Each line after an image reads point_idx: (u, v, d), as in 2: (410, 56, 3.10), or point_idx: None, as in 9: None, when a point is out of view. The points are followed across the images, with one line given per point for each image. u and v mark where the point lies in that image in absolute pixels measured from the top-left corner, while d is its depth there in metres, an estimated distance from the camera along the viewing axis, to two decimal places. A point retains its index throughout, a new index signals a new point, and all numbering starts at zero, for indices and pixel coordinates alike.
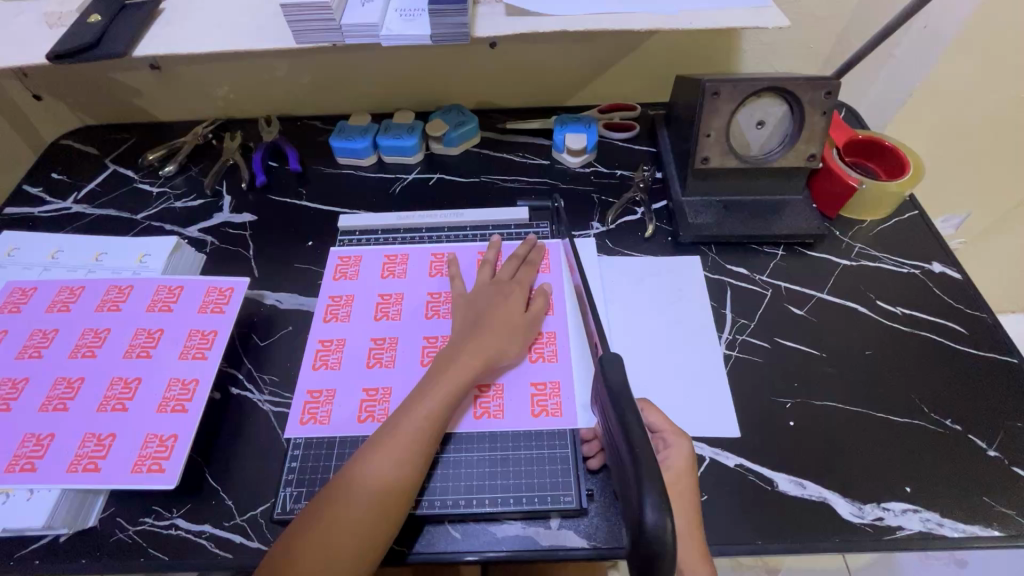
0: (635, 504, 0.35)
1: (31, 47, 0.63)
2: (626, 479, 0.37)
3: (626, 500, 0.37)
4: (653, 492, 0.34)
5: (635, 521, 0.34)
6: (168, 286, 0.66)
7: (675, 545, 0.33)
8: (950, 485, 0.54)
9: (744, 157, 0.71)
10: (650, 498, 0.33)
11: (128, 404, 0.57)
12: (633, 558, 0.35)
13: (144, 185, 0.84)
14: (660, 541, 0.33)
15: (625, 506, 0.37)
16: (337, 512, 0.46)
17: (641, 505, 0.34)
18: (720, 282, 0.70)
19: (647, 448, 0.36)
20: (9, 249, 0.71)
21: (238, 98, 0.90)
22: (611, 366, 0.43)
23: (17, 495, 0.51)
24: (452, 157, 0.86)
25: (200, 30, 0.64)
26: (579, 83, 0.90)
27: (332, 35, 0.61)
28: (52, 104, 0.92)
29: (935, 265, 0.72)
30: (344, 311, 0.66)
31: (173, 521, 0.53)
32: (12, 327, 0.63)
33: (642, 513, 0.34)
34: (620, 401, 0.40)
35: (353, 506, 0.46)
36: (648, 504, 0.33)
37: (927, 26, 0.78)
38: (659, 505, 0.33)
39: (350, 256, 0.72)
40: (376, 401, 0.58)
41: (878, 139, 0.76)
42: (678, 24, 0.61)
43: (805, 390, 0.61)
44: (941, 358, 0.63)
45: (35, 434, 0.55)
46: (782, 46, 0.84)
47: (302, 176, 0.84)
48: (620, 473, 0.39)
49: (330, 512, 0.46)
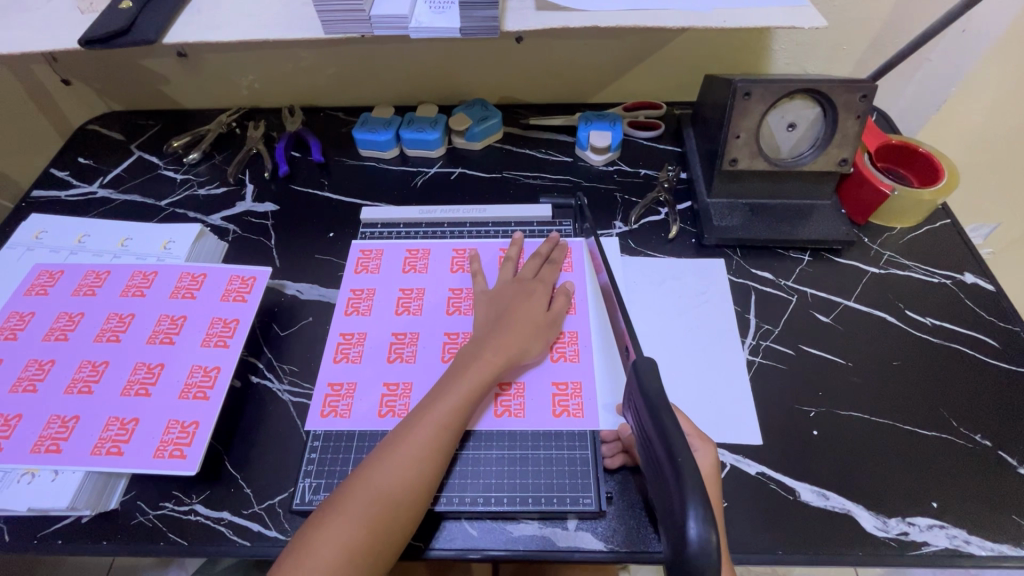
0: (679, 515, 0.34)
1: (63, 32, 0.63)
2: (666, 490, 0.36)
3: (666, 510, 0.36)
4: (698, 505, 0.33)
5: (678, 534, 0.33)
6: (192, 274, 0.66)
7: (720, 561, 0.32)
8: (977, 502, 0.53)
9: (774, 160, 0.70)
10: (694, 511, 0.33)
11: (151, 388, 0.57)
12: (676, 571, 0.34)
13: (168, 172, 0.85)
14: (706, 556, 0.32)
15: (666, 518, 0.36)
16: (357, 507, 0.46)
17: (684, 518, 0.33)
18: (744, 286, 0.69)
19: (690, 457, 0.35)
20: (37, 231, 0.72)
21: (263, 87, 0.90)
22: (646, 371, 0.42)
23: (43, 476, 0.52)
24: (474, 151, 0.85)
25: (229, 18, 0.64)
26: (605, 80, 0.88)
27: (361, 26, 0.61)
28: (80, 89, 0.93)
29: (967, 275, 0.70)
30: (365, 305, 0.66)
31: (192, 507, 0.54)
32: (39, 309, 0.63)
33: (685, 526, 0.33)
34: (658, 408, 0.39)
35: (372, 502, 0.46)
36: (693, 518, 0.32)
37: (966, 30, 0.74)
38: (704, 519, 0.32)
39: (372, 250, 0.72)
40: (397, 396, 0.58)
41: (912, 145, 0.74)
42: (712, 21, 0.59)
43: (829, 399, 0.60)
44: (971, 372, 0.61)
45: (60, 416, 0.55)
46: (814, 47, 0.82)
47: (324, 167, 0.84)
48: (658, 482, 0.38)
49: (351, 506, 0.46)
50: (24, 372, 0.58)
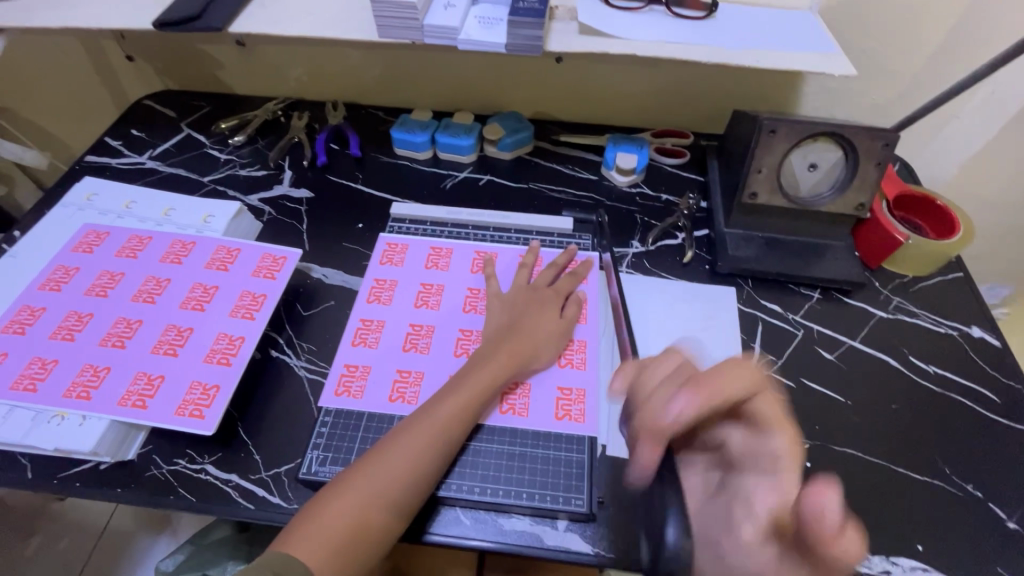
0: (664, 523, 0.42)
1: (140, 14, 0.68)
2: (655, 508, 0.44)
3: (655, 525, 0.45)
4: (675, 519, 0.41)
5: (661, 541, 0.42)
6: (227, 248, 0.70)
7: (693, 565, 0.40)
8: (963, 551, 0.54)
9: (793, 197, 0.72)
10: (672, 522, 0.41)
11: (179, 350, 0.61)
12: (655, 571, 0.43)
13: (213, 151, 0.90)
14: (679, 558, 0.40)
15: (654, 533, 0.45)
16: (371, 487, 0.48)
17: (666, 526, 0.42)
18: (753, 315, 0.71)
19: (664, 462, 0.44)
20: (88, 194, 0.76)
21: (310, 81, 0.95)
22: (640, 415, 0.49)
23: (71, 419, 0.55)
24: (504, 161, 0.89)
25: (293, 16, 0.69)
26: (637, 106, 0.92)
27: (413, 33, 0.65)
28: (142, 66, 0.99)
29: (974, 329, 0.71)
30: (387, 294, 0.69)
31: (203, 466, 0.57)
32: (83, 266, 0.68)
33: (666, 531, 0.41)
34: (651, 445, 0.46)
35: (385, 484, 0.48)
36: (671, 526, 0.41)
37: (993, 92, 0.77)
38: (681, 529, 0.41)
39: (397, 243, 0.75)
40: (406, 384, 0.61)
41: (929, 197, 0.76)
42: (744, 60, 0.63)
43: (825, 433, 0.61)
44: (968, 422, 0.62)
45: (92, 365, 0.59)
46: (844, 95, 0.84)
47: (360, 161, 0.88)
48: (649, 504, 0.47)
49: (363, 487, 0.48)
50: (64, 322, 0.62)
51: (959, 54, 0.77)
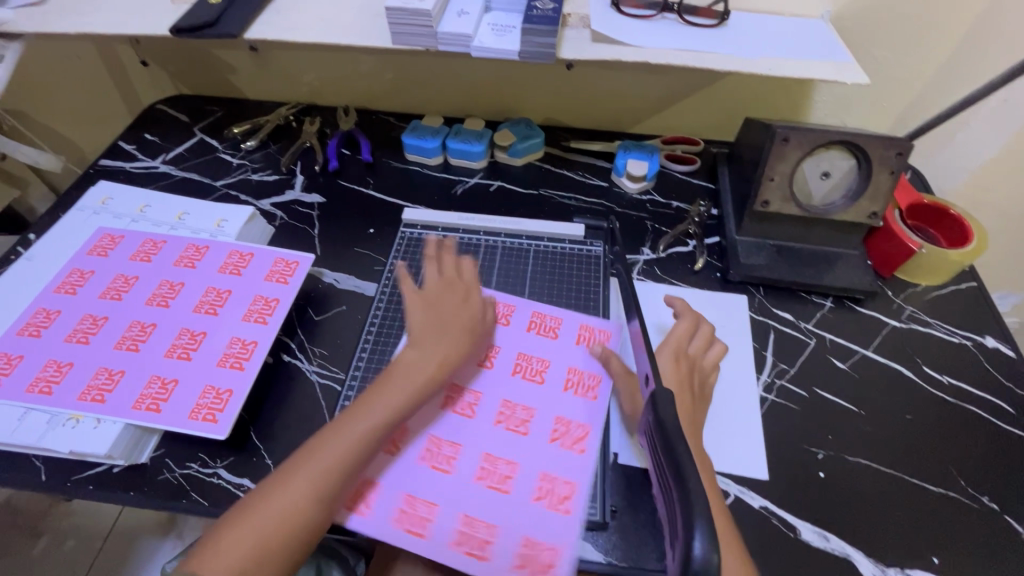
0: (684, 536, 0.35)
1: (157, 20, 0.69)
2: (674, 512, 0.37)
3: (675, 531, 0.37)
4: (703, 525, 0.34)
5: (682, 552, 0.34)
6: (240, 252, 0.70)
7: None
8: (979, 564, 0.53)
9: (805, 205, 0.72)
10: (699, 529, 0.33)
11: (193, 354, 0.61)
12: None
13: (226, 155, 0.90)
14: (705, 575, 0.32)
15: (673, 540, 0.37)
16: (280, 501, 0.46)
17: (690, 535, 0.34)
18: (765, 324, 0.71)
19: (687, 457, 0.39)
20: (103, 198, 0.77)
21: (323, 87, 0.96)
22: (664, 403, 0.44)
23: (85, 423, 0.56)
24: (515, 167, 0.89)
25: (307, 23, 0.69)
26: (648, 112, 0.92)
27: (427, 40, 0.65)
28: (155, 70, 1.01)
29: (988, 338, 0.70)
30: (267, 315, 0.65)
31: (216, 470, 0.57)
32: (98, 269, 0.68)
33: (690, 544, 0.33)
34: (672, 439, 0.41)
35: (293, 503, 0.46)
36: (698, 537, 0.33)
37: (1006, 100, 0.78)
38: (709, 540, 0.33)
39: (291, 261, 0.70)
40: (556, 488, 0.55)
41: (943, 206, 0.76)
42: (757, 68, 0.63)
43: (838, 443, 0.61)
44: (982, 433, 0.62)
45: (107, 369, 0.59)
46: (856, 103, 0.84)
47: (371, 166, 0.89)
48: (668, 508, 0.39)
49: (267, 507, 0.45)
50: (79, 325, 0.63)
51: (973, 63, 0.77)
